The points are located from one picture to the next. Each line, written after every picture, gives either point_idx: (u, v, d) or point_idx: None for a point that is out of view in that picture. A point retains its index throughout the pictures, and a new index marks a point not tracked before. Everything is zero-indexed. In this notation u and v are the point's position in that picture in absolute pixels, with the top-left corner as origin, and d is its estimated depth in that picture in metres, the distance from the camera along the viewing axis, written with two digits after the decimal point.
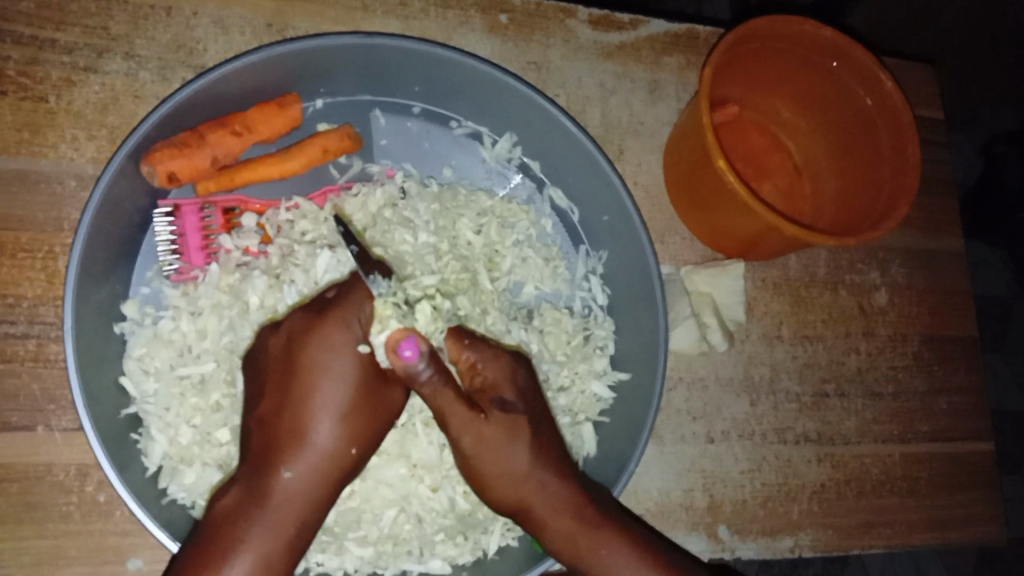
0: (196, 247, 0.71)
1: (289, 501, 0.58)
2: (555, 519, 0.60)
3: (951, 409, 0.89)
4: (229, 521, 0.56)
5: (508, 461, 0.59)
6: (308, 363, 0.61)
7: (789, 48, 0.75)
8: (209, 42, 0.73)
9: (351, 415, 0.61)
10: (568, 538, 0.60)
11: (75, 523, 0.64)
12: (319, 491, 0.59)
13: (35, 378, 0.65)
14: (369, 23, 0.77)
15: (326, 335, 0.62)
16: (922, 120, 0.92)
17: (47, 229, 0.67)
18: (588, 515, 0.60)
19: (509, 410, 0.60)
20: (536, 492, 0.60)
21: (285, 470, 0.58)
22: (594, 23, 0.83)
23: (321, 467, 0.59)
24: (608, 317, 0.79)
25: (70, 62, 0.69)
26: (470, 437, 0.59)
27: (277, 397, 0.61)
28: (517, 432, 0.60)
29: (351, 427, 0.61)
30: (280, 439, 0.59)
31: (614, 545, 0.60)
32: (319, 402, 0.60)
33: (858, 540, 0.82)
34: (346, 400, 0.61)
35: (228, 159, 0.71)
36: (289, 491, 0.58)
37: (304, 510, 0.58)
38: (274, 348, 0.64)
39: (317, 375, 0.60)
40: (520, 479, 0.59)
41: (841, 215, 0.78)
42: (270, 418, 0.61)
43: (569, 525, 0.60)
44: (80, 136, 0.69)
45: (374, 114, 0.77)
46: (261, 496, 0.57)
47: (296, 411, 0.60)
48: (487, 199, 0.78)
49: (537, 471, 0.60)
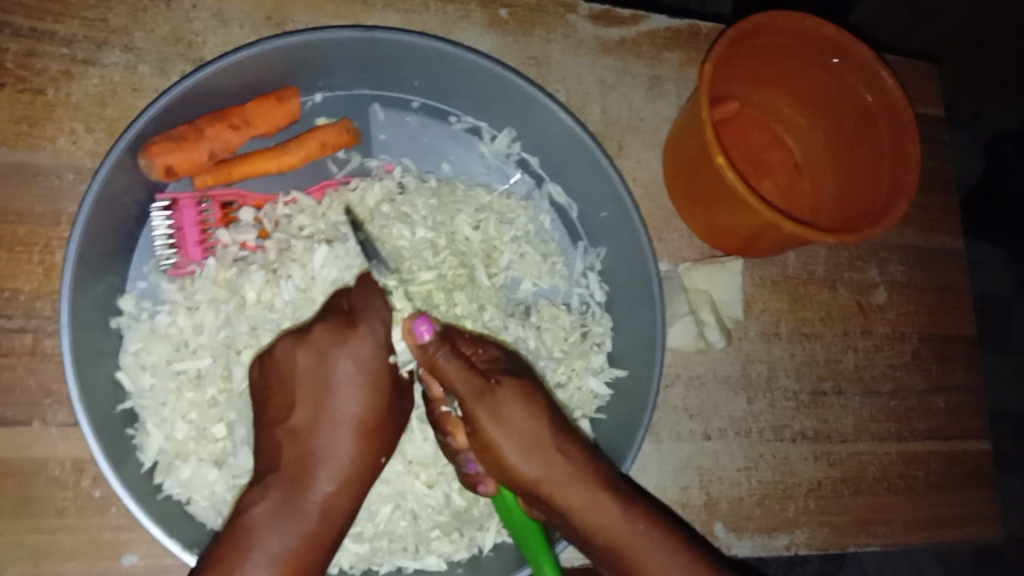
0: (194, 242, 0.70)
1: (322, 511, 0.59)
2: (588, 498, 0.58)
3: (949, 408, 0.89)
4: (268, 531, 0.57)
5: (529, 423, 0.59)
6: (341, 376, 0.62)
7: (791, 44, 0.74)
8: (208, 35, 0.73)
9: (375, 427, 0.63)
10: (602, 518, 0.59)
11: (71, 517, 0.64)
12: (348, 501, 0.61)
13: (32, 372, 0.65)
14: (369, 17, 0.77)
15: (358, 348, 0.63)
16: (922, 117, 0.92)
17: (45, 222, 0.67)
18: (616, 491, 0.60)
19: (517, 376, 0.61)
20: (564, 467, 0.59)
21: (321, 482, 0.59)
22: (595, 18, 0.82)
23: (352, 478, 0.61)
24: (606, 313, 0.79)
25: (68, 54, 0.69)
26: (487, 403, 0.58)
27: (311, 409, 0.61)
28: (529, 392, 0.60)
29: (380, 439, 0.63)
30: (314, 450, 0.60)
31: (647, 521, 0.60)
32: (349, 415, 0.62)
33: (854, 539, 0.82)
34: (374, 412, 0.63)
35: (226, 153, 0.71)
36: (321, 502, 0.59)
37: (335, 520, 0.60)
38: (304, 358, 0.63)
39: (347, 387, 0.62)
40: (544, 448, 0.59)
41: (841, 213, 0.78)
42: (303, 429, 0.61)
43: (603, 501, 0.59)
44: (78, 129, 0.69)
45: (373, 109, 0.76)
46: (297, 503, 0.58)
47: (329, 424, 0.61)
48: (486, 194, 0.78)
49: (560, 440, 0.60)
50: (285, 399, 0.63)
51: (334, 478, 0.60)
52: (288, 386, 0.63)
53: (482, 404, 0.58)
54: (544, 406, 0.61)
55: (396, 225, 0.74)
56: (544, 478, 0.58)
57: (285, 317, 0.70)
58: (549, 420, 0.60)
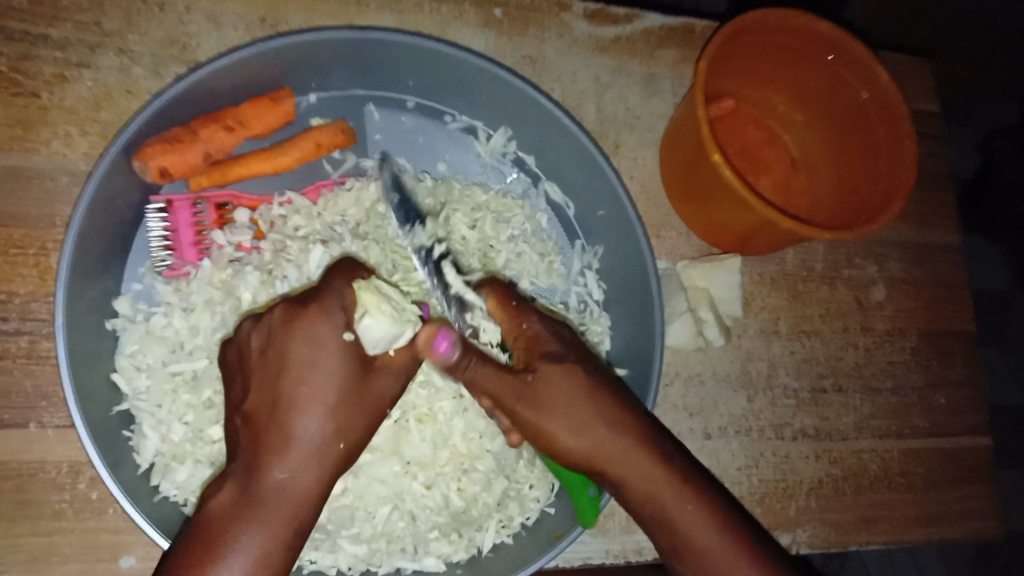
0: (189, 243, 0.70)
1: (283, 499, 0.56)
2: (640, 472, 0.58)
3: (949, 404, 0.88)
4: (222, 523, 0.54)
5: (578, 406, 0.57)
6: (295, 354, 0.58)
7: (785, 41, 0.74)
8: (202, 37, 0.72)
9: (340, 408, 0.59)
10: (654, 489, 0.58)
11: (68, 521, 0.64)
12: (312, 489, 0.57)
13: (27, 375, 0.65)
14: (363, 17, 0.76)
15: (314, 325, 0.59)
16: (917, 114, 0.92)
17: (40, 225, 0.67)
18: (671, 466, 0.58)
19: (560, 360, 0.59)
20: (616, 443, 0.58)
21: (275, 469, 0.56)
22: (590, 17, 0.82)
23: (315, 463, 0.57)
24: (604, 312, 0.78)
25: (63, 58, 0.69)
26: (525, 399, 0.58)
27: (264, 391, 0.58)
28: (574, 376, 0.58)
29: (342, 422, 0.59)
30: (270, 436, 0.57)
31: (699, 500, 0.58)
32: (305, 396, 0.58)
33: (856, 536, 0.82)
34: (337, 393, 0.58)
35: (220, 154, 0.71)
36: (282, 489, 0.56)
37: (299, 507, 0.56)
38: (261, 339, 0.60)
39: (305, 368, 0.58)
40: (594, 427, 0.58)
41: (838, 209, 0.78)
42: (258, 413, 0.57)
43: (654, 475, 0.58)
44: (73, 133, 0.68)
45: (368, 109, 0.76)
46: (254, 492, 0.55)
47: (282, 408, 0.57)
48: (481, 194, 0.77)
49: (612, 418, 0.58)
50: (244, 382, 0.60)
51: (289, 465, 0.56)
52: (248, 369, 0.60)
53: (524, 403, 0.58)
54: (593, 384, 0.59)
55: (392, 223, 0.74)
56: (595, 452, 0.58)
57: None
58: (598, 398, 0.59)
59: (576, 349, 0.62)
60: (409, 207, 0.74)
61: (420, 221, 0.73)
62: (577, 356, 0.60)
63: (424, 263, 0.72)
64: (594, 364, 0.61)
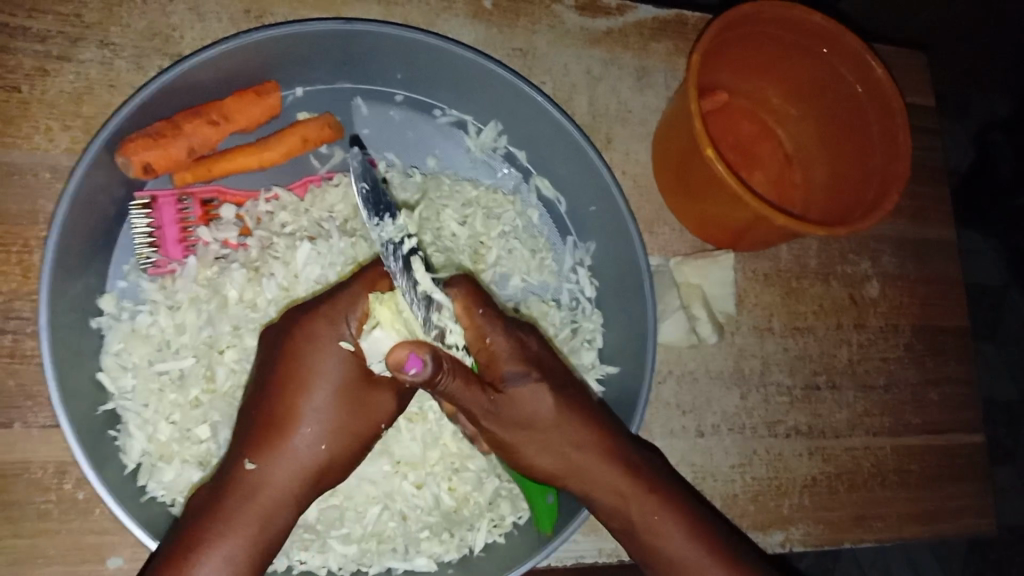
0: (174, 240, 0.69)
1: (250, 493, 0.56)
2: (608, 486, 0.60)
3: (943, 400, 0.88)
4: (197, 513, 0.56)
5: (543, 428, 0.59)
6: (291, 357, 0.60)
7: (778, 33, 0.73)
8: (186, 29, 0.71)
9: (327, 413, 0.60)
10: (620, 498, 0.61)
11: (52, 522, 0.63)
12: (286, 486, 0.58)
13: (10, 374, 0.64)
14: (350, 9, 0.75)
15: (311, 330, 0.60)
16: (911, 107, 0.91)
17: (22, 221, 0.66)
18: (638, 477, 0.61)
19: (526, 381, 0.58)
20: (581, 459, 0.60)
21: (250, 463, 0.57)
22: (581, 9, 0.81)
23: (294, 462, 0.58)
24: (596, 309, 0.78)
25: (44, 51, 0.67)
26: (493, 418, 0.57)
27: (258, 393, 0.60)
28: (541, 397, 0.58)
29: (328, 425, 0.59)
30: (253, 432, 0.59)
31: (665, 508, 0.61)
32: (294, 398, 0.59)
33: (850, 534, 0.82)
34: (328, 400, 0.59)
35: (204, 149, 0.69)
36: (257, 484, 0.57)
37: (273, 505, 0.57)
38: (264, 347, 0.63)
39: (300, 372, 0.59)
40: (559, 446, 0.59)
41: (831, 204, 0.77)
42: (253, 413, 0.60)
43: (622, 487, 0.60)
44: (54, 127, 0.67)
45: (356, 103, 0.75)
46: (230, 485, 0.57)
47: (272, 407, 0.59)
48: (471, 189, 0.77)
49: (578, 438, 0.60)
50: (250, 387, 0.62)
51: (265, 459, 0.57)
52: (254, 375, 0.63)
53: (492, 421, 0.58)
54: (563, 402, 0.59)
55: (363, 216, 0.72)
56: (562, 471, 0.61)
57: (266, 316, 0.69)
58: (570, 413, 0.59)
59: (545, 365, 0.60)
60: (378, 197, 0.64)
61: (390, 213, 0.64)
62: (543, 370, 0.59)
63: (392, 258, 0.61)
64: (563, 380, 0.60)
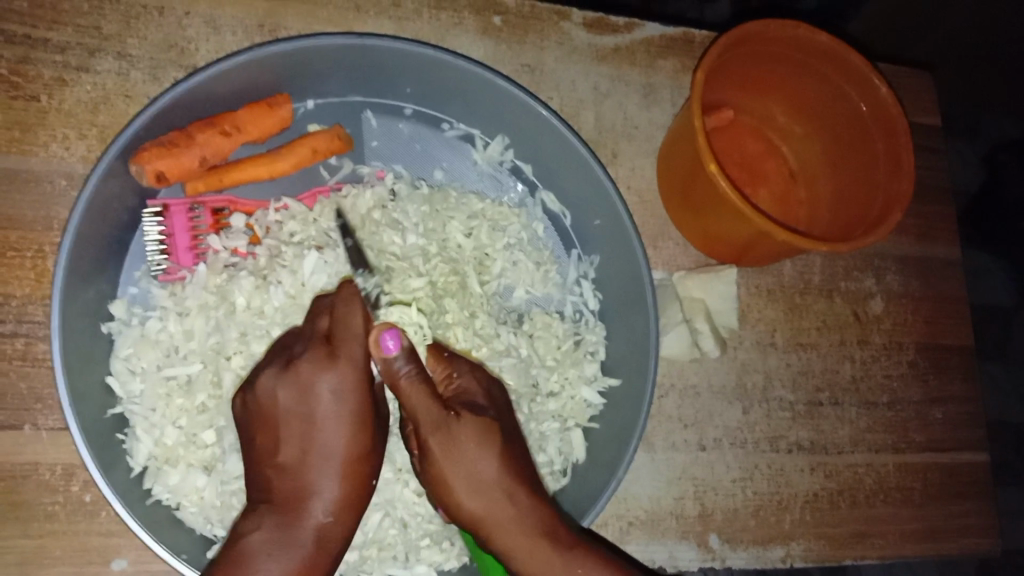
0: (185, 248, 0.70)
1: (320, 543, 0.58)
2: (526, 545, 0.58)
3: (946, 419, 0.88)
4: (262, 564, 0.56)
5: (485, 463, 0.59)
6: (326, 407, 0.59)
7: (782, 52, 0.74)
8: (201, 42, 0.73)
9: (367, 451, 0.61)
10: (535, 560, 0.58)
11: (60, 523, 0.64)
12: (346, 525, 0.60)
13: (22, 377, 0.65)
14: (362, 24, 0.77)
15: (344, 378, 0.60)
16: (918, 126, 0.91)
17: (36, 227, 0.67)
18: (558, 538, 0.59)
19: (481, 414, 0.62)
20: (507, 510, 0.59)
21: (316, 514, 0.58)
22: (589, 26, 0.82)
23: (348, 504, 0.60)
24: (600, 322, 0.78)
25: (62, 61, 0.69)
26: (439, 438, 0.59)
27: (299, 441, 0.59)
28: (491, 435, 0.61)
29: (369, 460, 0.61)
30: (306, 484, 0.59)
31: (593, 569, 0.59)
32: (341, 444, 0.60)
33: (851, 551, 0.81)
34: (367, 438, 0.61)
35: (216, 159, 0.71)
36: (322, 534, 0.58)
37: (333, 551, 0.59)
38: (282, 392, 0.60)
39: (339, 420, 0.60)
40: (491, 491, 0.59)
41: (836, 221, 0.78)
42: (296, 463, 0.59)
43: (541, 548, 0.58)
44: (70, 136, 0.69)
45: (365, 115, 0.76)
46: (299, 541, 0.57)
47: (321, 457, 0.59)
48: (478, 202, 0.77)
49: (509, 485, 0.60)
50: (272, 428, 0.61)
51: (328, 509, 0.59)
52: (271, 423, 0.61)
53: (439, 438, 0.59)
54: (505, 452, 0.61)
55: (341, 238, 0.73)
56: (486, 517, 0.59)
57: (274, 323, 0.70)
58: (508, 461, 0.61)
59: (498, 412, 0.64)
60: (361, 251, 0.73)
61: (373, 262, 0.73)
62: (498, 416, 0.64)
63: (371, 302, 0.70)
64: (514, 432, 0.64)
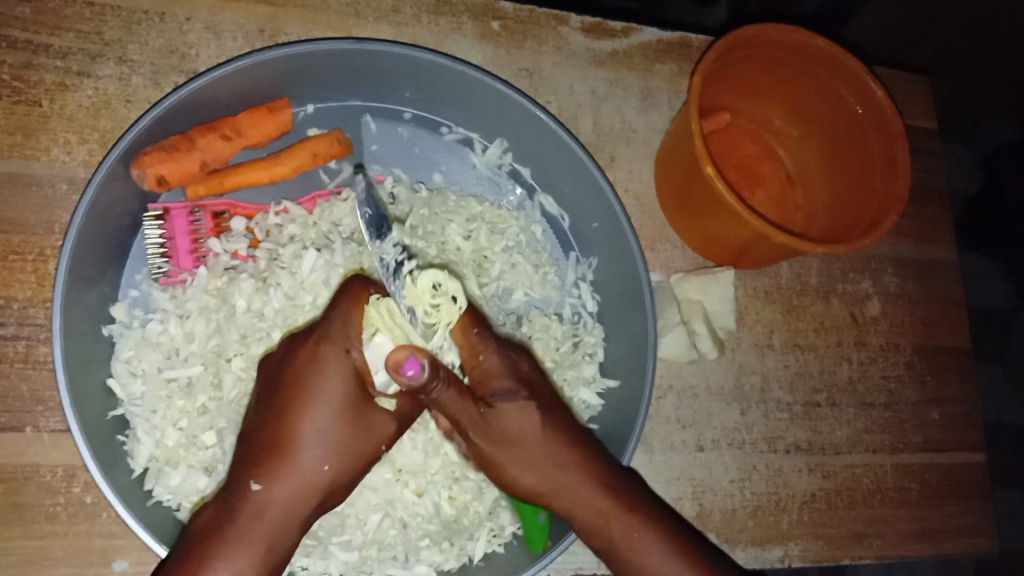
0: (185, 251, 0.71)
1: (258, 515, 0.59)
2: (590, 506, 0.63)
3: (943, 419, 0.88)
4: (204, 531, 0.59)
5: (528, 445, 0.63)
6: (294, 385, 0.62)
7: (777, 56, 0.75)
8: (202, 47, 0.73)
9: (332, 435, 0.62)
10: (602, 522, 0.63)
11: (61, 524, 0.64)
12: (292, 503, 0.60)
13: (24, 379, 0.65)
14: (362, 29, 0.77)
15: (308, 353, 0.63)
16: (913, 128, 0.92)
17: (38, 231, 0.68)
18: (617, 497, 0.63)
19: (515, 397, 0.63)
20: (563, 479, 0.63)
21: (256, 483, 0.60)
22: (587, 31, 0.83)
23: (298, 484, 0.60)
24: (597, 324, 0.79)
25: (64, 66, 0.70)
26: (483, 429, 0.62)
27: (264, 417, 0.63)
28: (529, 415, 0.63)
29: (332, 446, 0.62)
30: (255, 454, 0.61)
31: (646, 531, 0.63)
32: (301, 420, 0.61)
33: (849, 551, 0.82)
34: (330, 419, 0.62)
35: (217, 163, 0.71)
36: (263, 506, 0.59)
37: (276, 527, 0.59)
38: (268, 371, 0.66)
39: (299, 393, 0.62)
40: (544, 464, 0.63)
41: (831, 223, 0.78)
42: (257, 434, 0.62)
43: (603, 509, 0.63)
44: (72, 140, 0.69)
45: (364, 119, 0.77)
46: (238, 509, 0.59)
47: (276, 430, 0.62)
48: (476, 205, 0.78)
49: (560, 458, 0.63)
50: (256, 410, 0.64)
51: (268, 479, 0.60)
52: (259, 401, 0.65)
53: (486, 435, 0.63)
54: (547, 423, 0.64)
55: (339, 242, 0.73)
56: (548, 489, 0.63)
57: (274, 326, 0.71)
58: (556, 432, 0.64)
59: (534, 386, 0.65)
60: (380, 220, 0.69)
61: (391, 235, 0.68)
62: (530, 390, 0.64)
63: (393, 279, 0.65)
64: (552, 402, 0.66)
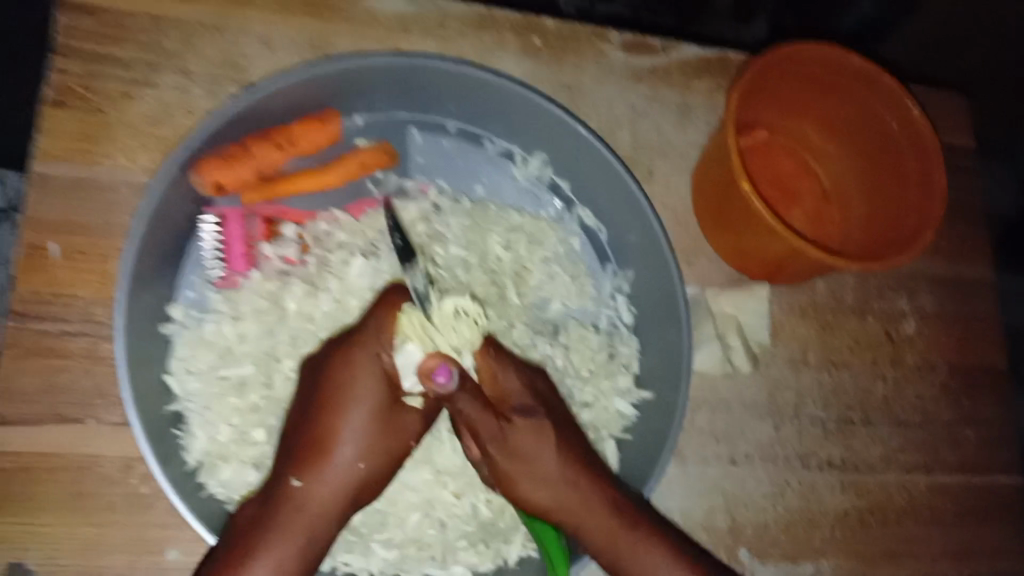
0: (240, 255, 0.74)
1: (297, 508, 0.61)
2: (599, 524, 0.65)
3: (979, 440, 0.88)
4: (247, 524, 0.61)
5: (541, 463, 0.65)
6: (331, 387, 0.65)
7: (816, 74, 0.76)
8: (256, 59, 0.76)
9: (368, 434, 0.65)
10: (609, 537, 0.64)
11: (117, 514, 0.67)
12: (329, 499, 0.63)
13: (85, 374, 0.68)
14: (409, 44, 0.80)
15: (345, 357, 0.66)
16: (950, 147, 0.93)
17: (102, 233, 0.71)
18: (625, 513, 0.65)
19: (532, 414, 0.67)
20: (574, 496, 0.65)
21: (294, 479, 0.62)
22: (626, 48, 0.85)
23: (334, 480, 0.63)
24: (634, 335, 0.80)
25: (127, 77, 0.73)
26: (500, 444, 0.66)
27: (303, 418, 0.66)
28: (542, 433, 0.66)
29: (368, 445, 0.64)
30: (295, 452, 0.64)
31: (655, 546, 0.64)
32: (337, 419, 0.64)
33: (882, 569, 0.82)
34: (365, 419, 0.65)
35: (270, 171, 0.74)
36: (302, 500, 0.62)
37: (315, 521, 0.62)
38: (306, 375, 0.69)
39: (336, 394, 0.65)
40: (554, 482, 0.65)
41: (867, 240, 0.79)
42: (297, 433, 0.65)
43: (612, 526, 0.65)
44: (134, 147, 0.72)
45: (409, 131, 0.79)
46: (278, 503, 0.62)
47: (314, 429, 0.64)
48: (517, 216, 0.80)
49: (572, 476, 0.66)
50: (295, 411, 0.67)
51: (305, 475, 0.62)
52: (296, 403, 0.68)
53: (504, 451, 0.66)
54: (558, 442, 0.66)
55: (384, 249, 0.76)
56: (555, 507, 0.65)
57: (322, 328, 0.74)
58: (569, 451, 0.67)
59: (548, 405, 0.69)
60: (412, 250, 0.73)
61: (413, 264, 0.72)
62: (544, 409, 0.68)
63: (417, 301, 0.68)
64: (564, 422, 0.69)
